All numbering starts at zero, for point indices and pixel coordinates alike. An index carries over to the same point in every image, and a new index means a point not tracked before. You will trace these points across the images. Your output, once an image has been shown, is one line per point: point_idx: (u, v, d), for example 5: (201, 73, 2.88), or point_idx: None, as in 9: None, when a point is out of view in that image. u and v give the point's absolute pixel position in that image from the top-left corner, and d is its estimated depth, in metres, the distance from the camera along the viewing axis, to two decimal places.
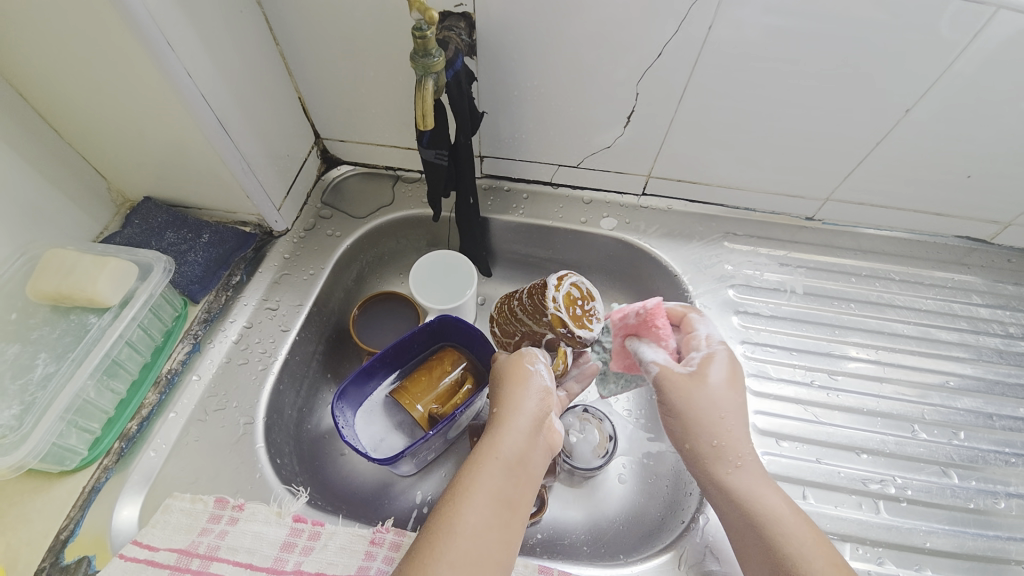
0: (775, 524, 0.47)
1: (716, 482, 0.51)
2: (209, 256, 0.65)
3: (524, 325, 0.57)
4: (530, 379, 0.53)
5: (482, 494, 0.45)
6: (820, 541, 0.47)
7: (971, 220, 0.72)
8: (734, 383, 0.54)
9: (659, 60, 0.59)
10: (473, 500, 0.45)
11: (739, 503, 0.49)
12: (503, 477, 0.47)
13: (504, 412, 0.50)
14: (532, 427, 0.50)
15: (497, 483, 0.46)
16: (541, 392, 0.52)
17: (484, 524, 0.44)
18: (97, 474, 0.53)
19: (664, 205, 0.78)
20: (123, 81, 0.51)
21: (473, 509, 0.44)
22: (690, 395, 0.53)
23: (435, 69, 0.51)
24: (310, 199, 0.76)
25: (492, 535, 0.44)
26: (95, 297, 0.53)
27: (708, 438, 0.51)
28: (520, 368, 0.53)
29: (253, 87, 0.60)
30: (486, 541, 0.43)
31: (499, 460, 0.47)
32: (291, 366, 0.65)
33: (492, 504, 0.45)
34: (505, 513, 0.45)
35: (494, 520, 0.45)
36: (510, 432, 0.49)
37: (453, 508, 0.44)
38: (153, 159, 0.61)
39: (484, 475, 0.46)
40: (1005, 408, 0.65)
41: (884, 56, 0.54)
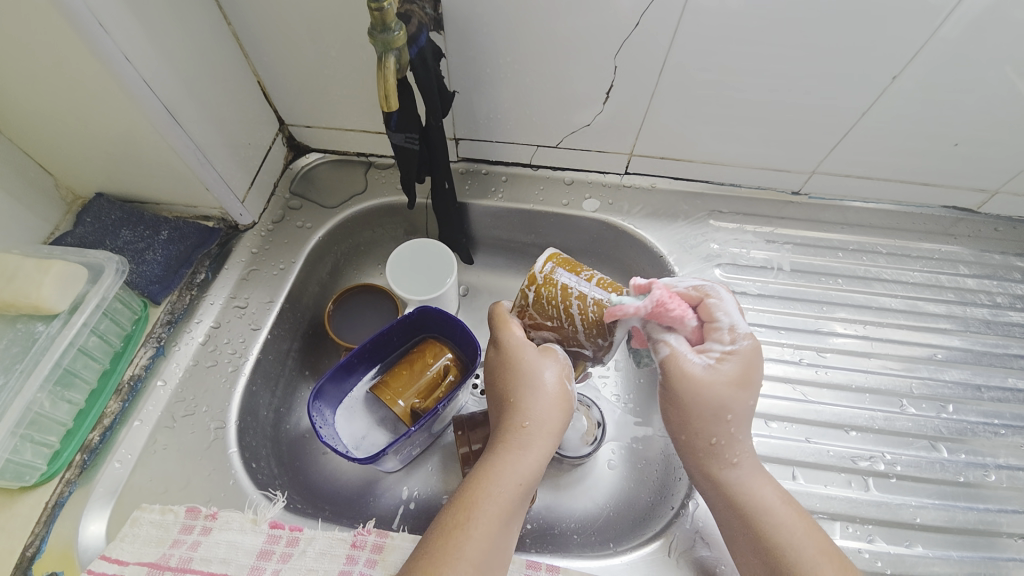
0: (766, 518, 0.47)
1: (712, 477, 0.49)
2: (169, 254, 0.62)
3: (563, 321, 0.50)
4: (560, 394, 0.49)
5: (497, 514, 0.44)
6: (817, 533, 0.47)
7: (958, 189, 0.70)
8: (744, 384, 0.47)
9: (636, 31, 0.55)
10: (487, 520, 0.43)
11: (732, 498, 0.48)
12: (518, 499, 0.45)
13: (525, 426, 0.48)
14: (550, 444, 0.48)
15: (512, 502, 0.45)
16: (567, 407, 0.50)
17: (494, 545, 0.43)
18: (59, 489, 0.51)
19: (648, 184, 0.76)
20: (55, 69, 0.47)
21: (486, 530, 0.43)
22: (694, 390, 0.47)
23: (396, 45, 0.48)
24: (278, 189, 0.73)
25: (498, 553, 0.44)
26: (41, 304, 0.50)
27: (708, 434, 0.48)
28: (548, 378, 0.49)
29: (204, 71, 0.56)
30: (493, 560, 0.43)
31: (517, 479, 0.45)
32: (264, 365, 0.62)
33: (503, 524, 0.44)
34: (510, 530, 0.45)
35: (503, 539, 0.44)
36: (529, 450, 0.47)
37: (466, 528, 0.43)
38: (101, 152, 0.57)
39: (500, 496, 0.44)
40: (992, 378, 0.65)
41: (869, 20, 0.52)
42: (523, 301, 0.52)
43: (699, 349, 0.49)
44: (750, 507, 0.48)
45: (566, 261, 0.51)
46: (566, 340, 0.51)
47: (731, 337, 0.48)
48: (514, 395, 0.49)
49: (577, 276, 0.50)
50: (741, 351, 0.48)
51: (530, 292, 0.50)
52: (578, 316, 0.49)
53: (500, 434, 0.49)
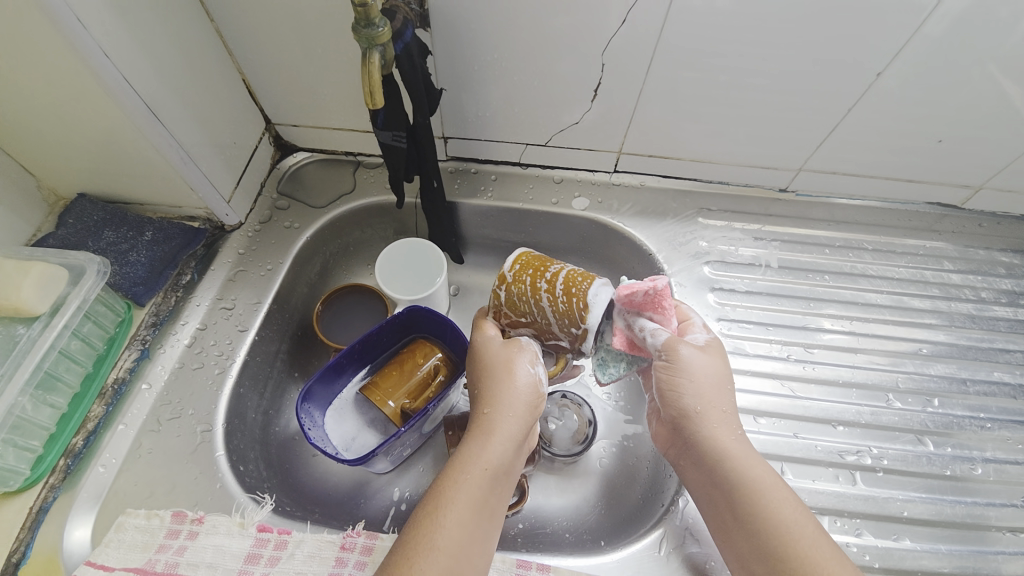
0: (760, 491, 0.45)
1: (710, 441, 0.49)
2: (153, 255, 0.60)
3: (537, 316, 0.51)
4: (524, 381, 0.50)
5: (468, 501, 0.44)
6: (814, 528, 0.44)
7: (943, 186, 0.71)
8: (722, 360, 0.53)
9: (623, 29, 0.55)
10: (457, 507, 0.43)
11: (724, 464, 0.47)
12: (488, 484, 0.45)
13: (492, 414, 0.49)
14: (518, 431, 0.48)
15: (482, 490, 0.45)
16: (535, 397, 0.50)
17: (467, 533, 0.43)
18: (43, 494, 0.50)
19: (637, 182, 0.76)
20: (32, 66, 0.46)
21: (457, 518, 0.43)
22: (690, 369, 0.50)
23: (381, 41, 0.47)
24: (265, 189, 0.72)
25: (473, 544, 0.43)
26: (21, 306, 0.49)
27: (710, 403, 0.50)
28: (515, 369, 0.51)
29: (186, 69, 0.56)
30: (468, 549, 0.42)
31: (485, 465, 0.46)
32: (251, 367, 0.61)
33: (477, 512, 0.44)
34: (486, 520, 0.44)
35: (477, 527, 0.43)
36: (496, 438, 0.47)
37: (436, 516, 0.43)
38: (83, 152, 0.56)
39: (469, 482, 0.44)
40: (978, 372, 0.66)
41: (853, 19, 0.52)
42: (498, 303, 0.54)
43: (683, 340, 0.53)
44: (747, 483, 0.46)
45: (537, 258, 0.52)
46: (543, 333, 0.52)
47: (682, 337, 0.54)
48: (482, 388, 0.51)
49: (546, 270, 0.51)
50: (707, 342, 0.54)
51: (503, 297, 0.52)
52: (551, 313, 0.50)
53: (469, 427, 0.49)
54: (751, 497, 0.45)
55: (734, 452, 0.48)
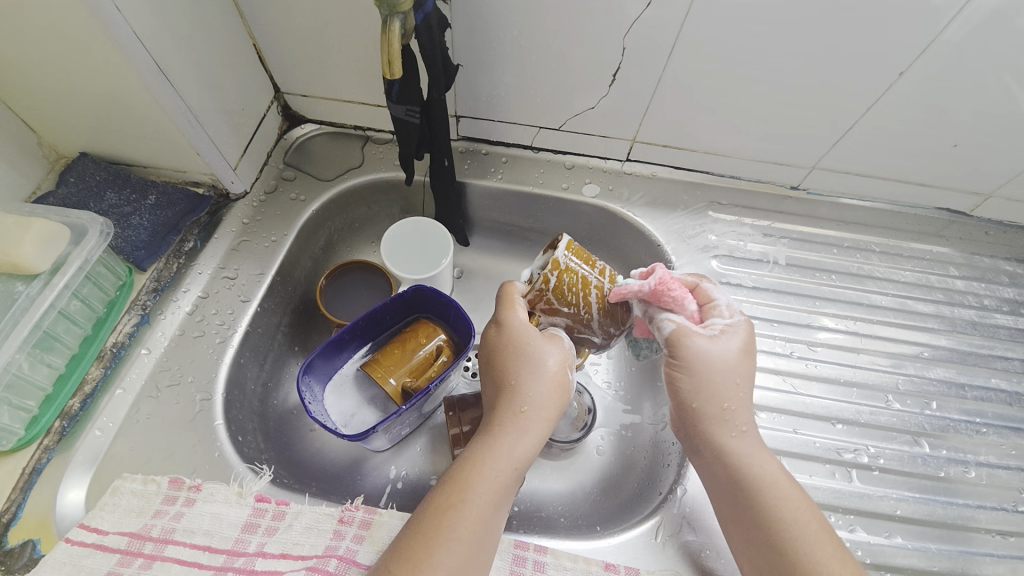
0: (772, 494, 0.45)
1: (724, 447, 0.48)
2: (156, 220, 0.60)
3: (581, 308, 0.51)
4: (560, 377, 0.50)
5: (491, 495, 0.44)
6: (827, 537, 0.44)
7: (953, 192, 0.71)
8: (748, 354, 0.50)
9: (646, 14, 0.54)
10: (479, 497, 0.43)
11: (739, 469, 0.47)
12: (510, 477, 0.45)
13: (523, 406, 0.48)
14: (544, 427, 0.48)
15: (504, 483, 0.45)
16: (564, 394, 0.50)
17: (486, 523, 0.43)
18: (37, 455, 0.49)
19: (648, 172, 0.75)
20: (38, 16, 0.44)
21: (479, 508, 0.43)
22: (704, 361, 0.48)
23: (401, 9, 0.46)
24: (271, 159, 0.71)
25: (487, 532, 0.43)
26: (20, 263, 0.48)
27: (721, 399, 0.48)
28: (551, 363, 0.50)
29: (196, 30, 0.54)
30: (483, 537, 0.43)
31: (510, 458, 0.45)
32: (252, 339, 0.61)
33: (495, 503, 0.44)
34: (501, 509, 0.45)
35: (494, 516, 0.44)
36: (524, 431, 0.47)
37: (460, 506, 0.43)
38: (88, 110, 0.54)
39: (492, 472, 0.44)
40: (976, 378, 0.66)
41: (880, 17, 0.51)
42: (542, 286, 0.50)
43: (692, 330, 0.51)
44: (756, 485, 0.46)
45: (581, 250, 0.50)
46: (575, 327, 0.53)
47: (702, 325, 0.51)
48: (510, 375, 0.50)
49: (592, 265, 0.50)
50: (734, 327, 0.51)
51: (541, 279, 0.50)
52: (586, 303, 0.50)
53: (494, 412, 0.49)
54: (763, 499, 0.45)
55: (746, 453, 0.48)
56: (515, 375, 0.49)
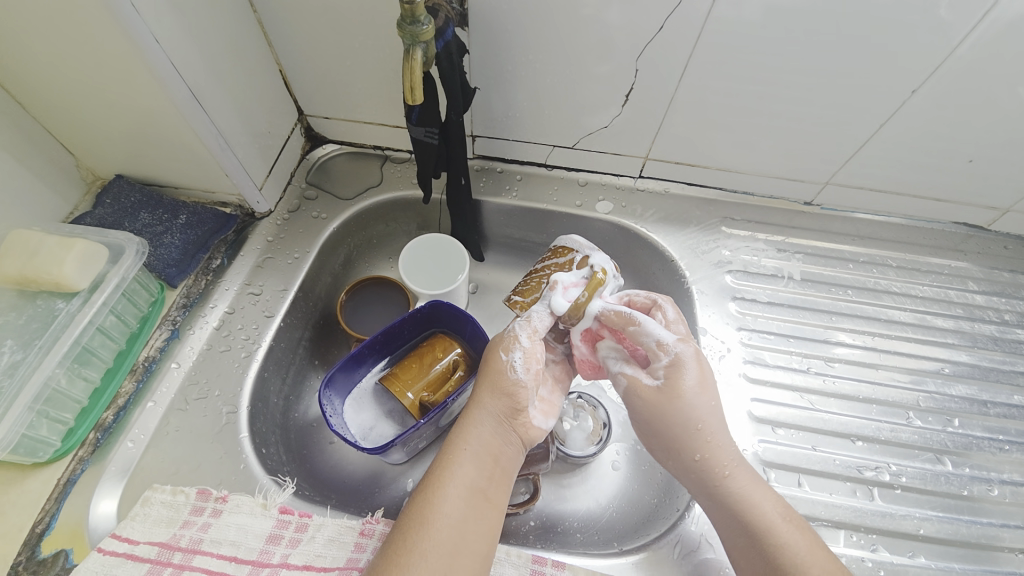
0: (768, 534, 0.47)
1: (709, 494, 0.50)
2: (187, 239, 0.62)
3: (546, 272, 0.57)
4: (506, 371, 0.51)
5: (460, 492, 0.46)
6: (818, 544, 0.47)
7: (970, 207, 0.71)
8: (702, 386, 0.50)
9: (658, 37, 0.56)
10: (450, 490, 0.45)
11: (734, 514, 0.49)
12: (475, 472, 0.47)
13: (472, 409, 0.51)
14: (500, 423, 0.50)
15: (472, 475, 0.47)
16: (524, 390, 0.51)
17: (464, 519, 0.44)
18: (72, 466, 0.51)
19: (662, 188, 0.76)
20: (85, 48, 0.47)
21: (449, 501, 0.45)
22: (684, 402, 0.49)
23: (424, 38, 0.48)
24: (294, 178, 0.73)
25: (472, 528, 0.44)
26: (62, 281, 0.51)
27: (690, 451, 0.50)
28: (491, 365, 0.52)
29: (228, 58, 0.57)
30: (465, 534, 0.44)
31: (471, 451, 0.48)
32: (276, 353, 0.63)
33: (469, 496, 0.46)
34: (484, 505, 0.46)
35: (472, 510, 0.45)
36: (480, 425, 0.50)
37: (433, 504, 0.44)
38: (126, 136, 0.58)
39: (458, 469, 0.47)
40: (999, 395, 0.65)
41: (890, 37, 0.52)
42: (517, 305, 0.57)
43: (651, 369, 0.52)
44: (753, 521, 0.48)
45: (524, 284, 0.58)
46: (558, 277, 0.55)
47: (664, 351, 0.50)
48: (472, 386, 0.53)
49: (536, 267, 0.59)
50: (683, 358, 0.50)
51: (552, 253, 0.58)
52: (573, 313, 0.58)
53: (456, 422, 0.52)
54: (763, 530, 0.47)
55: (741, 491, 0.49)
56: (475, 387, 0.52)
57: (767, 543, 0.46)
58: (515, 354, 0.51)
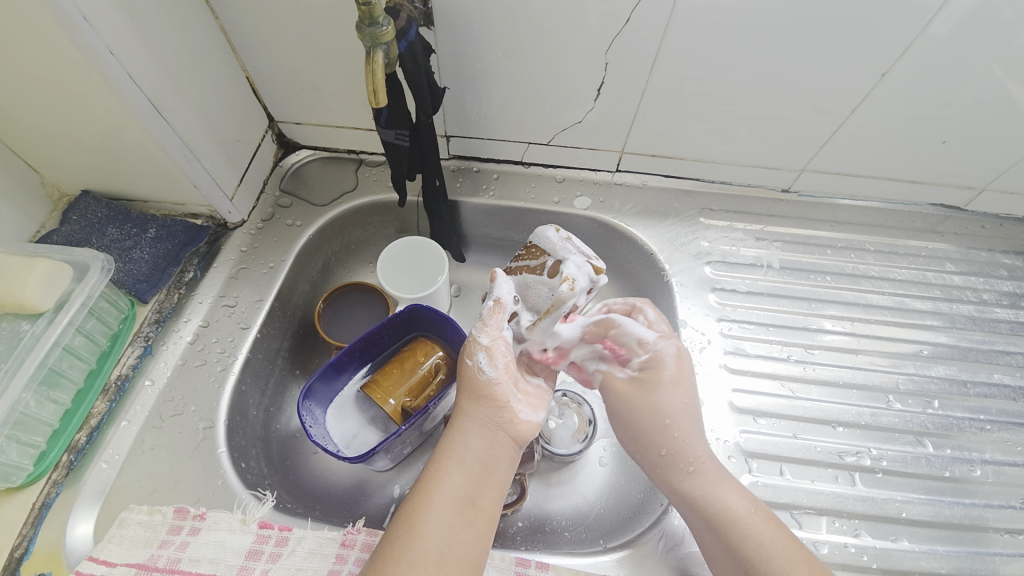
0: (733, 528, 0.47)
1: (672, 489, 0.50)
2: (157, 252, 0.61)
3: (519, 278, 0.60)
4: (479, 375, 0.51)
5: (448, 501, 0.45)
6: (784, 535, 0.47)
7: (946, 187, 0.71)
8: (681, 381, 0.51)
9: (626, 28, 0.55)
10: (436, 498, 0.45)
11: (697, 507, 0.48)
12: (464, 478, 0.46)
13: (460, 413, 0.50)
14: (487, 427, 0.49)
15: (459, 482, 0.46)
16: (498, 392, 0.50)
17: (451, 529, 0.44)
18: (46, 489, 0.50)
19: (639, 181, 0.76)
20: (36, 63, 0.46)
21: (436, 509, 0.44)
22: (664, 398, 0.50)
23: (384, 40, 0.47)
24: (267, 186, 0.72)
25: (458, 536, 0.44)
26: (26, 303, 0.49)
27: (657, 448, 0.50)
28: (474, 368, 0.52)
29: (190, 67, 0.56)
30: (451, 542, 0.43)
31: (458, 458, 0.47)
32: (253, 365, 0.62)
33: (456, 504, 0.45)
34: (471, 513, 0.45)
35: (459, 518, 0.44)
36: (467, 430, 0.49)
37: (419, 514, 0.44)
38: (88, 151, 0.56)
39: (446, 477, 0.46)
40: (979, 374, 0.66)
41: (858, 19, 0.52)
42: None
43: (626, 364, 0.53)
44: (720, 517, 0.47)
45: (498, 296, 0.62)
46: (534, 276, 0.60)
47: (644, 349, 0.53)
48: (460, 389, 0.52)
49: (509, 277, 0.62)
50: (663, 355, 0.52)
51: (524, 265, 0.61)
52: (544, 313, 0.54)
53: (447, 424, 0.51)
54: (730, 525, 0.47)
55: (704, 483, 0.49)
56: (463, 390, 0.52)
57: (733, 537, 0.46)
58: (480, 356, 0.51)
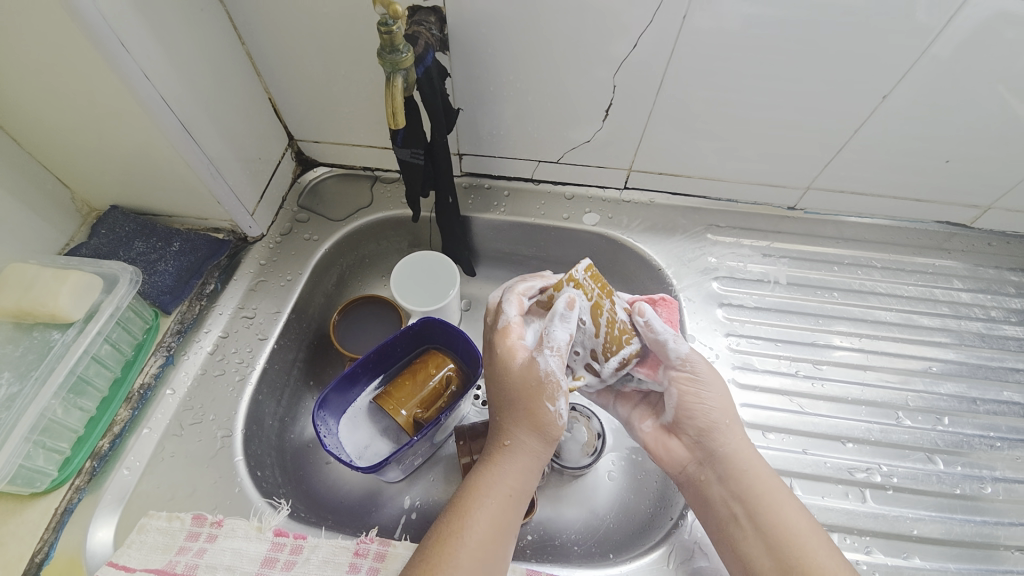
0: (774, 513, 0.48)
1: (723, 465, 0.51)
2: (181, 265, 0.63)
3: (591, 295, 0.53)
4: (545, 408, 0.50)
5: (483, 531, 0.45)
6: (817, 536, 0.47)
7: (951, 205, 0.72)
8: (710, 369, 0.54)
9: (634, 51, 0.58)
10: (470, 527, 0.45)
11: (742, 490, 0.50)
12: (497, 509, 0.47)
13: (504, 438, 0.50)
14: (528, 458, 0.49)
15: (493, 513, 0.46)
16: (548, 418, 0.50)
17: (480, 560, 0.44)
18: (69, 495, 0.52)
19: (647, 198, 0.77)
20: (77, 88, 0.49)
21: (469, 541, 0.44)
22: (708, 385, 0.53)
23: (403, 66, 0.50)
24: (286, 202, 0.75)
25: (485, 566, 0.44)
26: (57, 313, 0.52)
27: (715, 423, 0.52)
28: (532, 394, 0.50)
29: (218, 90, 0.59)
30: (477, 571, 0.44)
31: (495, 488, 0.47)
32: (270, 375, 0.63)
33: (488, 536, 0.45)
34: (498, 542, 0.46)
35: (489, 548, 0.45)
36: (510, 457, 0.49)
37: (453, 543, 0.44)
38: (119, 168, 0.59)
39: (481, 508, 0.46)
40: (988, 391, 0.66)
41: (860, 44, 0.54)
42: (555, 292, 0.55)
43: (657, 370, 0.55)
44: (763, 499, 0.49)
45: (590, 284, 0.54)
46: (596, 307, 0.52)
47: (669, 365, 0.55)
48: (505, 405, 0.51)
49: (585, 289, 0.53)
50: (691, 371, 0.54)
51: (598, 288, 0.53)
52: (606, 330, 0.52)
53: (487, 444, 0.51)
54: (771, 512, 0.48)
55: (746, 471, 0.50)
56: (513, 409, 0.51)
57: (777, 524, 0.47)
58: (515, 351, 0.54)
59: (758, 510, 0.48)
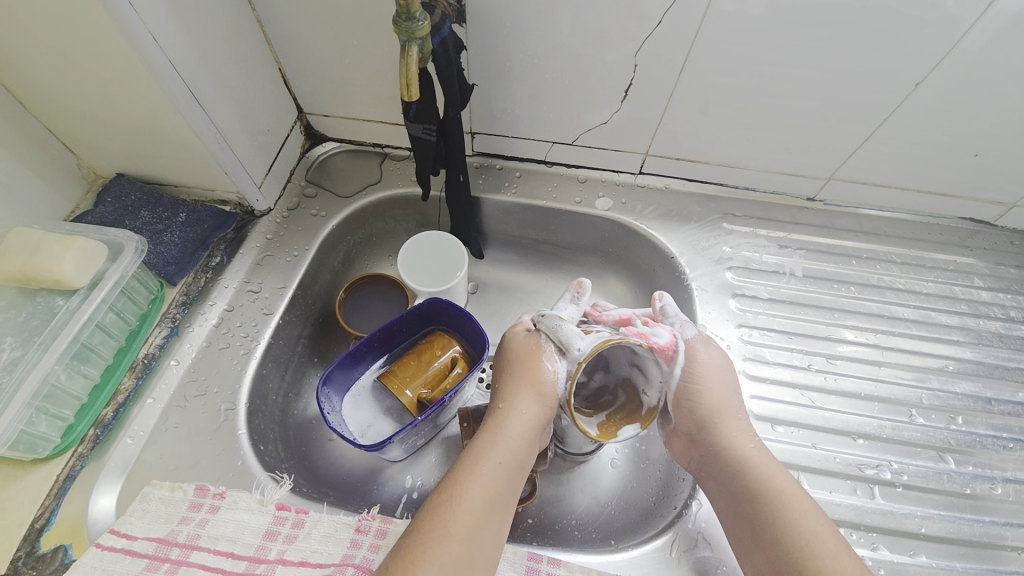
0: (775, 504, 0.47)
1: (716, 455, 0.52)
2: (186, 237, 0.62)
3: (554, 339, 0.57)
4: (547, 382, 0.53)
5: (484, 495, 0.46)
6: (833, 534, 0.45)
7: (976, 201, 0.70)
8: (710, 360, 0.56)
9: (657, 31, 0.55)
10: (471, 490, 0.46)
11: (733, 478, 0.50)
12: (500, 476, 0.48)
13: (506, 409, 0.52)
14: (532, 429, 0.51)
15: (493, 478, 0.47)
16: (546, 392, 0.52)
17: (477, 524, 0.44)
18: (71, 462, 0.52)
19: (662, 184, 0.76)
20: (83, 50, 0.48)
21: (469, 502, 0.45)
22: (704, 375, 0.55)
23: (419, 34, 0.48)
24: (294, 176, 0.74)
25: (480, 531, 0.44)
26: (62, 279, 0.51)
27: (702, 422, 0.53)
28: (535, 366, 0.53)
29: (227, 58, 0.57)
30: (473, 533, 0.44)
31: (498, 456, 0.48)
32: (274, 350, 0.63)
33: (485, 502, 0.46)
34: (495, 509, 0.46)
35: (488, 513, 0.45)
36: (513, 425, 0.51)
37: (453, 503, 0.45)
38: (126, 135, 0.58)
39: (485, 471, 0.47)
40: (1003, 392, 0.64)
41: (894, 30, 0.52)
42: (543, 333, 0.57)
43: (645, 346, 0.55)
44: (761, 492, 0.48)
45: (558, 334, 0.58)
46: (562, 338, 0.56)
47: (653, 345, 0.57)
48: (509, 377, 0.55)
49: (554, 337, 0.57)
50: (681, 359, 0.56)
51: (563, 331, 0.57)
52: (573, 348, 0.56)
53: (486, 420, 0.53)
54: (771, 500, 0.47)
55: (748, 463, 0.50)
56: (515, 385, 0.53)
57: (774, 515, 0.47)
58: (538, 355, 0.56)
59: (759, 499, 0.48)
